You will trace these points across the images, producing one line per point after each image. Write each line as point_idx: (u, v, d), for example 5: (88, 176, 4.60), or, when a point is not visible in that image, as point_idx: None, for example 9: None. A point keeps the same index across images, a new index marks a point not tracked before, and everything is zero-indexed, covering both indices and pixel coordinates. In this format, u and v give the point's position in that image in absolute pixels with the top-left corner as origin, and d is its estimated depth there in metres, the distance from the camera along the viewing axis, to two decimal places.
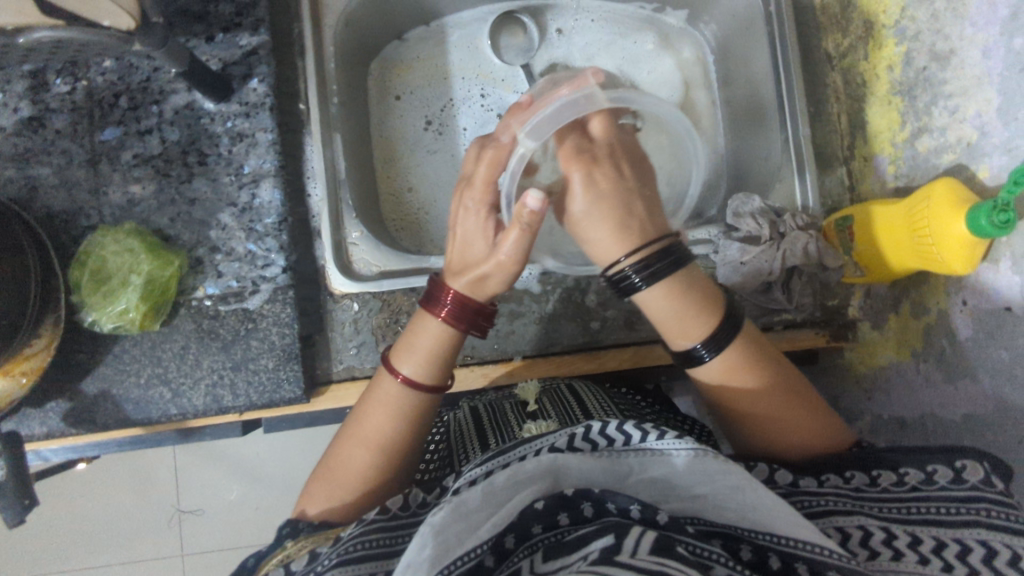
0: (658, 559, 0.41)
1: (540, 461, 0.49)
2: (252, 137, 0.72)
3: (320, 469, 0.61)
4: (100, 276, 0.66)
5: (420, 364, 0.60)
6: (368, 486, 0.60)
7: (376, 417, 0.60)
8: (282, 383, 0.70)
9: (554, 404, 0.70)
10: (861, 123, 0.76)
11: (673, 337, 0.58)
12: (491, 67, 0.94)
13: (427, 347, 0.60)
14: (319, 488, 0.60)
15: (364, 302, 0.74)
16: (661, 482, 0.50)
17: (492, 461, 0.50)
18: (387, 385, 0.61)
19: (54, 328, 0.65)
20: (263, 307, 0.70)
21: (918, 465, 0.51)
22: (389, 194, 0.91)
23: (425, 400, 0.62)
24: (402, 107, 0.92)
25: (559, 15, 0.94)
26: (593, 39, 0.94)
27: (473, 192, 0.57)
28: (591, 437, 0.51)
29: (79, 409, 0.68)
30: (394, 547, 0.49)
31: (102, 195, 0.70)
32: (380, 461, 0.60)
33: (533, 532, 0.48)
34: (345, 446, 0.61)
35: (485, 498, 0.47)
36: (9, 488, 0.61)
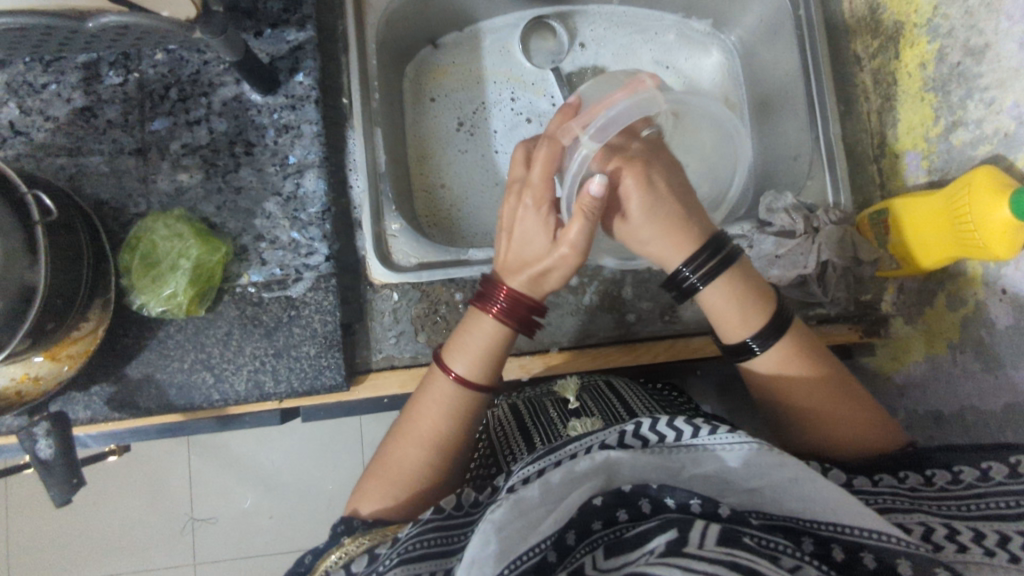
0: (727, 549, 0.40)
1: (593, 459, 0.47)
2: (298, 129, 0.74)
3: (374, 465, 0.62)
4: (151, 261, 0.67)
5: (473, 361, 0.61)
6: (421, 484, 0.60)
7: (429, 415, 0.61)
8: (323, 370, 0.71)
9: (595, 402, 0.69)
10: (891, 121, 0.78)
11: (731, 330, 0.59)
12: (521, 70, 0.96)
13: (478, 342, 0.61)
14: (371, 484, 0.60)
15: (403, 293, 0.75)
16: (715, 476, 0.49)
17: (543, 459, 0.50)
18: (441, 383, 0.62)
19: (102, 312, 0.65)
20: (306, 295, 0.71)
21: (973, 462, 0.51)
22: (423, 189, 0.92)
23: (477, 398, 0.62)
24: (436, 108, 0.94)
25: (590, 23, 0.96)
26: (619, 41, 0.96)
27: (532, 188, 0.58)
28: (642, 433, 0.50)
29: (122, 393, 0.68)
30: (450, 546, 0.49)
31: (151, 183, 0.71)
32: (433, 457, 0.61)
33: (594, 529, 0.48)
34: (398, 443, 0.61)
35: (543, 496, 0.46)
36: (58, 465, 0.62)
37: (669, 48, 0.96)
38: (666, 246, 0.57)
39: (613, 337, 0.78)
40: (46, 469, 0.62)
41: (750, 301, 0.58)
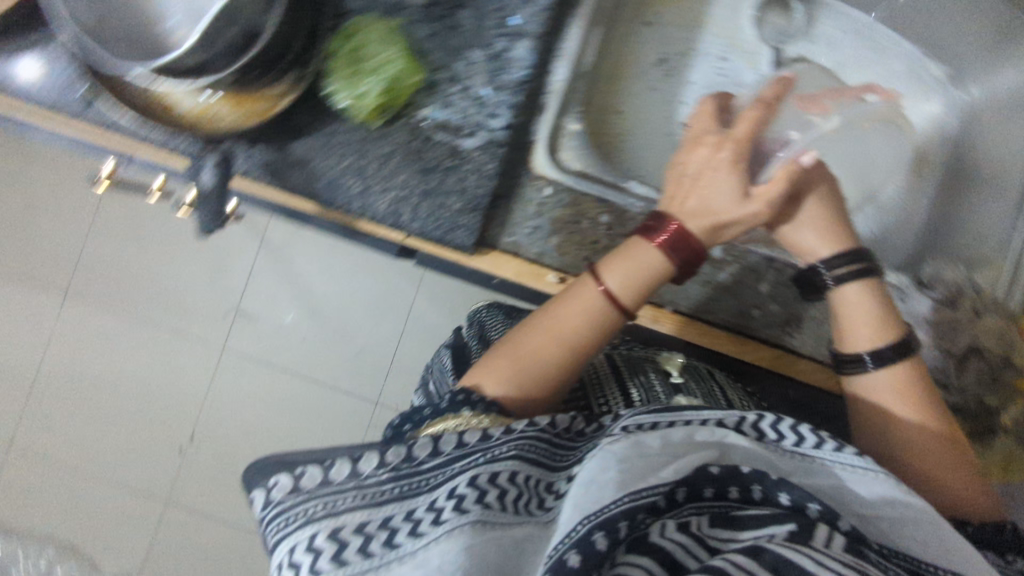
0: (855, 558, 0.43)
1: (712, 433, 0.51)
2: None
3: (500, 350, 0.62)
4: (355, 52, 0.68)
5: (629, 281, 0.61)
6: (540, 380, 0.60)
7: (571, 318, 0.61)
8: (458, 228, 0.72)
9: (698, 384, 0.73)
10: None
11: (857, 335, 0.63)
12: (743, 36, 0.95)
13: (638, 264, 0.61)
14: (495, 366, 0.60)
15: (557, 191, 0.75)
16: (827, 491, 0.51)
17: (660, 413, 0.53)
18: (590, 292, 0.61)
19: (292, 85, 0.67)
20: (474, 152, 0.72)
21: None
22: (601, 104, 0.90)
23: (619, 319, 0.62)
24: (646, 33, 0.93)
25: (829, 21, 0.94)
26: (848, 51, 0.94)
27: (721, 149, 0.63)
28: (762, 426, 0.53)
29: (277, 164, 0.71)
30: (554, 460, 0.53)
31: None
32: (563, 362, 0.61)
33: (704, 495, 0.50)
34: (532, 335, 0.61)
35: (662, 448, 0.50)
36: (212, 195, 0.65)
37: (892, 77, 0.93)
38: (824, 241, 0.65)
39: (729, 322, 0.76)
40: (202, 195, 0.65)
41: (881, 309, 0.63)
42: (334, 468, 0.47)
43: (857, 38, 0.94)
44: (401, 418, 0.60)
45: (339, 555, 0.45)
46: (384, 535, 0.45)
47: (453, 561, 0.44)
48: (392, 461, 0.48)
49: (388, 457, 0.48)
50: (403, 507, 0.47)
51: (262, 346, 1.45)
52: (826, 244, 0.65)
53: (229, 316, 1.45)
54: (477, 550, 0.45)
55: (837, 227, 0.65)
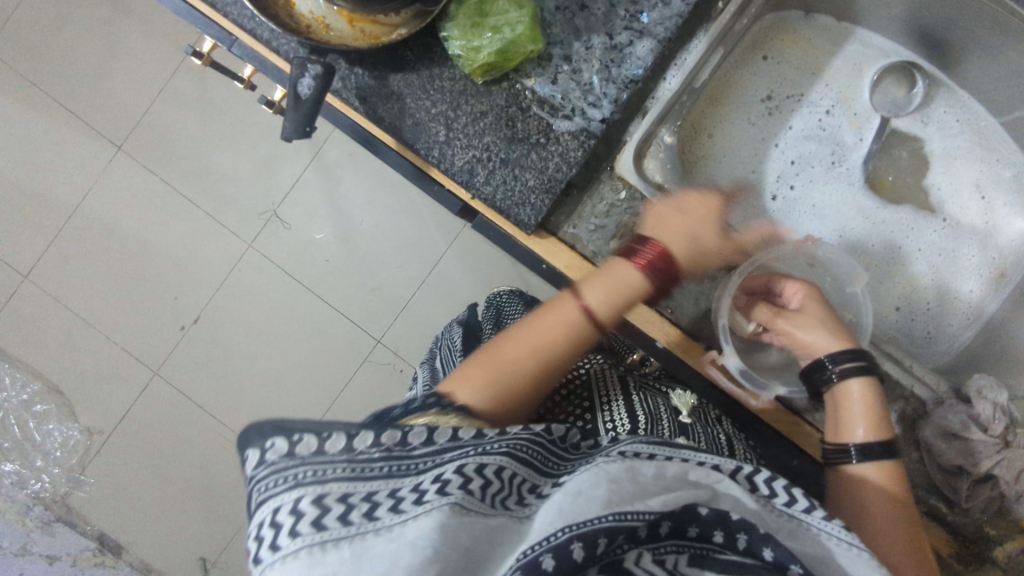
0: None
1: (709, 475, 0.49)
2: None
3: (478, 357, 0.61)
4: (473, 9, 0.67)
5: (607, 295, 0.63)
6: (527, 401, 0.61)
7: (552, 332, 0.62)
8: (527, 204, 0.71)
9: (704, 426, 0.70)
10: None
11: (854, 424, 0.62)
12: (857, 96, 0.92)
13: (613, 282, 0.64)
14: (472, 374, 0.59)
15: (631, 197, 0.75)
16: (823, 560, 0.48)
17: (654, 446, 0.50)
18: (569, 306, 0.63)
19: (410, 17, 0.68)
20: (564, 135, 0.71)
21: None
22: (695, 125, 0.89)
23: (597, 332, 0.64)
24: (760, 67, 0.91)
25: (949, 103, 0.91)
26: (954, 144, 0.92)
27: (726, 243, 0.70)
28: (756, 479, 0.50)
29: (371, 90, 0.70)
30: (548, 465, 0.51)
31: None
32: (540, 372, 0.61)
33: (687, 534, 0.47)
34: (512, 345, 0.61)
35: (654, 479, 0.48)
36: (305, 105, 0.63)
37: (989, 184, 0.91)
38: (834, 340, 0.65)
39: None
40: (296, 101, 0.63)
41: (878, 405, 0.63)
42: (330, 439, 0.43)
43: (969, 133, 0.91)
44: (376, 413, 0.52)
45: (317, 522, 0.39)
46: (365, 506, 0.41)
47: (429, 536, 0.40)
48: (384, 442, 0.45)
49: (382, 437, 0.45)
50: (389, 485, 0.43)
51: (290, 255, 1.46)
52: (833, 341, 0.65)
53: (267, 217, 1.46)
54: (456, 526, 0.41)
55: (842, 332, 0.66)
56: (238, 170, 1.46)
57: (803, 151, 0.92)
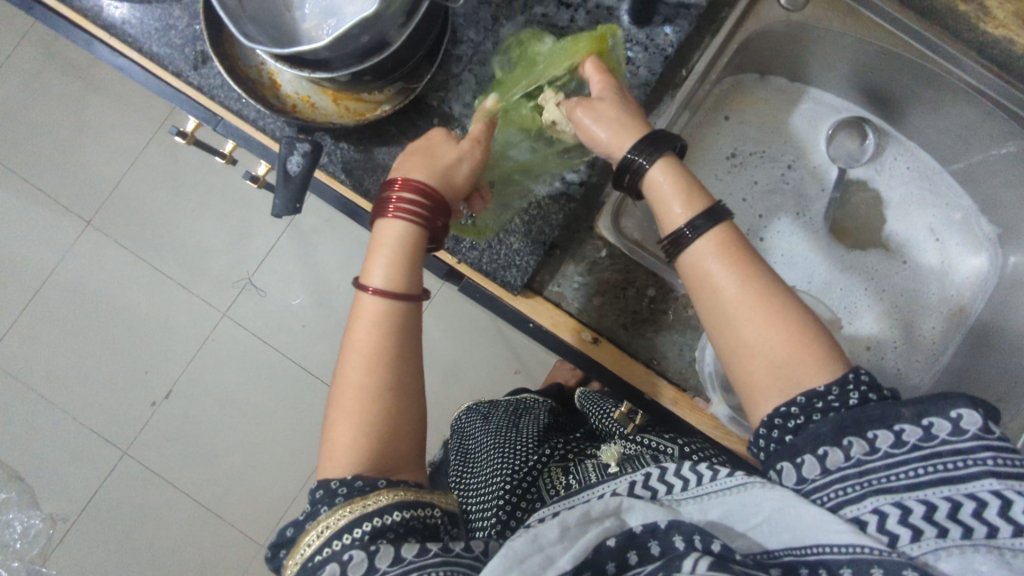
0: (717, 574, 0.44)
1: (608, 502, 0.54)
2: (637, 68, 0.74)
3: (335, 412, 0.61)
4: (519, 64, 0.72)
5: (387, 268, 0.62)
6: (367, 406, 0.60)
7: (364, 328, 0.62)
8: (513, 266, 0.73)
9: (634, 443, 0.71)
10: None
11: (699, 257, 0.57)
12: (814, 150, 0.99)
13: (389, 245, 0.62)
14: (345, 439, 0.59)
15: (611, 254, 0.78)
16: (718, 523, 0.52)
17: (558, 505, 0.56)
18: (367, 303, 0.63)
19: (394, 95, 0.70)
20: (545, 199, 0.73)
21: None
22: None
23: (405, 308, 0.63)
24: (723, 126, 0.98)
25: (898, 153, 0.98)
26: (910, 190, 0.98)
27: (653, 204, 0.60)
28: (652, 483, 0.55)
29: (359, 163, 0.72)
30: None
31: (498, 26, 0.74)
32: (376, 376, 0.61)
33: (608, 569, 0.50)
34: (349, 362, 0.62)
35: (560, 533, 0.51)
36: (295, 181, 0.64)
37: (946, 226, 0.96)
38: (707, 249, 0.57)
39: None
40: (285, 179, 0.64)
41: (732, 240, 0.58)
42: None
43: (919, 177, 0.97)
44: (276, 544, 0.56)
45: None
46: None
47: None
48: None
49: None
50: None
51: (269, 321, 1.44)
52: (724, 267, 0.56)
53: (244, 285, 1.45)
54: None
55: (733, 253, 0.57)
56: (216, 238, 1.45)
57: (768, 202, 0.98)
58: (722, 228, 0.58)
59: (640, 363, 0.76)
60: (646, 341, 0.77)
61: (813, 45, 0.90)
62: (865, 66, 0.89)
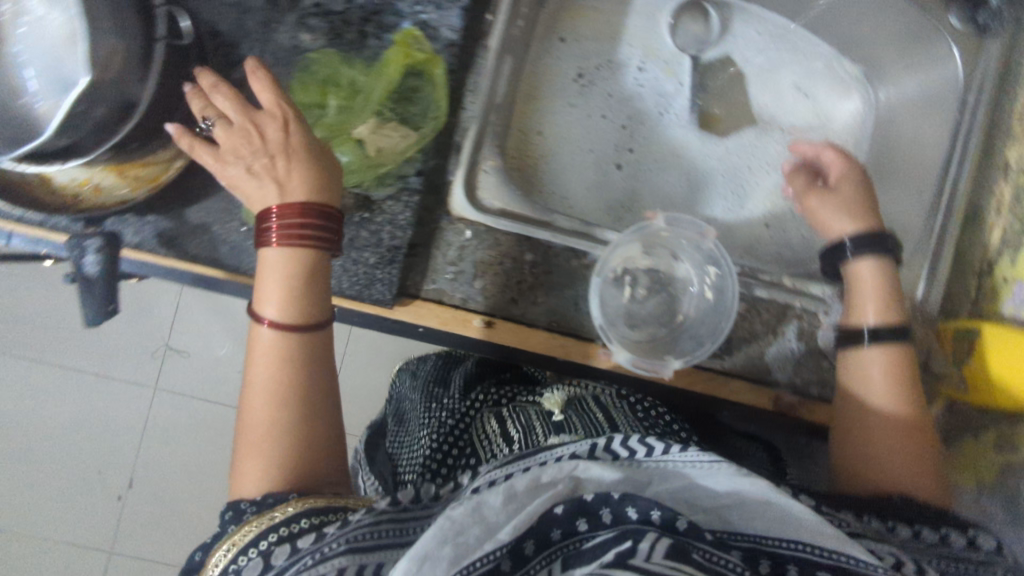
0: (672, 564, 0.46)
1: (560, 468, 0.54)
2: (435, 31, 0.67)
3: (241, 446, 0.59)
4: (318, 74, 0.66)
5: (282, 304, 0.59)
6: (274, 423, 0.58)
7: (263, 347, 0.59)
8: (375, 283, 0.69)
9: (579, 417, 0.76)
10: (1013, 243, 0.74)
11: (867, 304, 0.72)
12: (660, 46, 0.94)
13: (282, 267, 0.59)
14: (254, 461, 0.57)
15: (477, 233, 0.72)
16: (682, 493, 0.55)
17: (509, 466, 0.55)
18: (258, 333, 0.59)
19: (182, 146, 0.63)
20: (385, 202, 0.68)
21: (935, 525, 0.59)
22: (521, 130, 0.89)
23: (297, 339, 0.59)
24: (561, 49, 0.92)
25: (745, 20, 0.94)
26: (770, 55, 0.94)
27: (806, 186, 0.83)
28: (613, 447, 0.56)
29: (174, 232, 0.65)
30: (403, 538, 0.51)
31: (270, 30, 0.66)
32: (285, 393, 0.59)
33: (553, 538, 0.51)
34: (248, 397, 0.59)
35: (505, 503, 0.51)
36: (98, 285, 0.62)
37: (814, 78, 0.94)
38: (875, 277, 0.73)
39: None
40: (86, 285, 0.62)
41: (885, 279, 0.73)
42: None
43: (771, 38, 0.94)
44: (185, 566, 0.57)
45: None
46: None
47: None
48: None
49: None
50: None
51: (204, 384, 1.37)
52: (873, 311, 0.72)
53: (160, 355, 1.37)
54: None
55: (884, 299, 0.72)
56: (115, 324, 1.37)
57: (631, 112, 0.93)
58: (886, 270, 0.73)
59: (541, 330, 0.74)
60: (540, 308, 0.74)
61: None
62: None
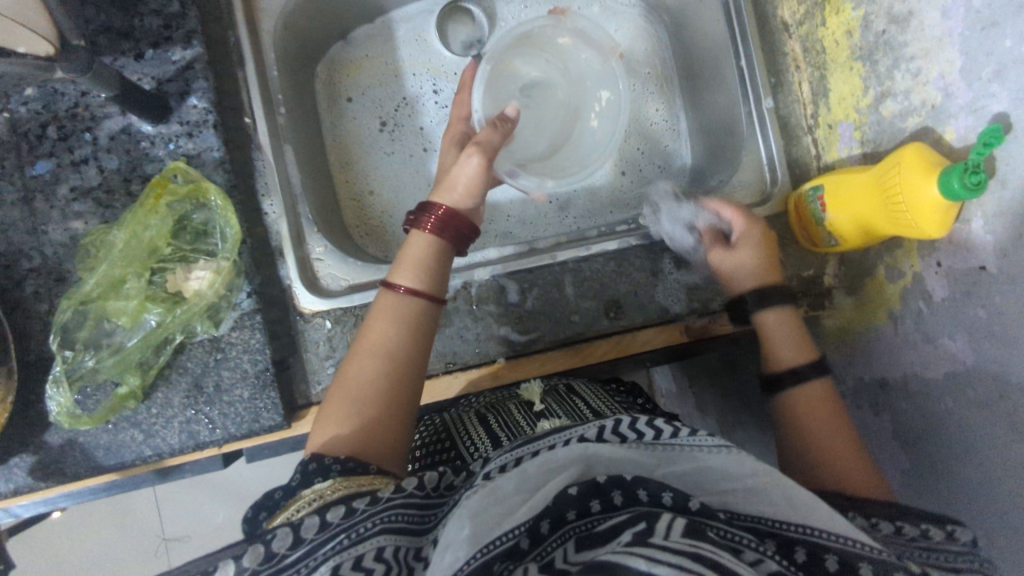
0: (693, 541, 0.37)
1: (571, 449, 0.46)
2: (198, 158, 0.68)
3: (329, 391, 0.57)
4: (137, 217, 0.65)
5: (417, 273, 0.60)
6: (363, 404, 0.55)
7: (378, 325, 0.59)
8: (260, 413, 0.67)
9: (559, 404, 0.70)
10: (823, 89, 0.76)
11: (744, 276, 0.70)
12: (442, 61, 0.90)
13: (423, 257, 0.61)
14: (333, 410, 0.55)
15: (336, 320, 0.71)
16: (689, 481, 0.47)
17: (519, 449, 0.48)
18: (390, 301, 0.60)
19: (7, 381, 0.62)
20: (231, 335, 0.67)
21: (937, 523, 0.50)
22: (351, 198, 0.87)
23: (428, 309, 0.61)
24: (353, 108, 0.88)
25: (508, 1, 0.90)
26: None
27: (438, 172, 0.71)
28: (621, 431, 0.48)
29: (46, 461, 0.65)
30: (423, 525, 0.46)
31: (42, 234, 0.65)
32: (389, 372, 0.57)
33: (567, 519, 0.43)
34: (354, 358, 0.58)
35: (518, 484, 0.44)
36: None
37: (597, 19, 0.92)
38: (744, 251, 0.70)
39: (561, 339, 0.76)
40: None
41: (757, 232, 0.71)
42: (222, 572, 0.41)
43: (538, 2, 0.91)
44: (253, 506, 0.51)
45: None
46: None
47: None
48: (250, 567, 0.41)
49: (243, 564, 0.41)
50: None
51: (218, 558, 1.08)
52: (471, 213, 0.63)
53: (160, 552, 1.07)
54: None
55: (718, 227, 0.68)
56: (54, 545, 1.07)
57: None
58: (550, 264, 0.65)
59: (439, 376, 0.74)
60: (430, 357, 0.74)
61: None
62: None
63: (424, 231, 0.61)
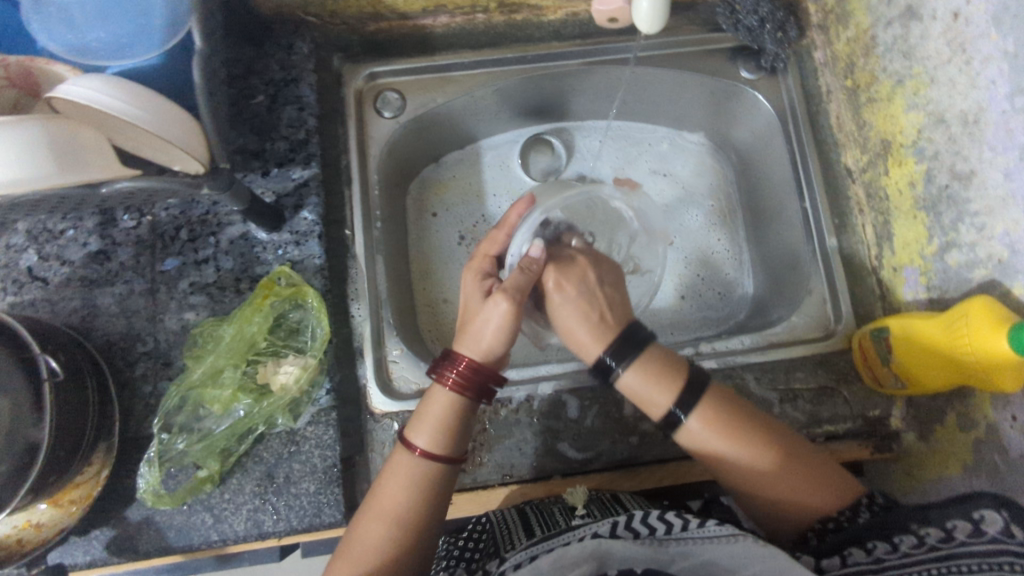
0: None
1: (583, 545, 0.50)
2: (301, 263, 0.76)
3: (339, 548, 0.61)
4: (245, 313, 0.71)
5: (434, 432, 0.62)
6: (370, 568, 0.58)
7: (390, 488, 0.61)
8: (322, 508, 0.69)
9: (602, 508, 0.66)
10: (888, 234, 0.78)
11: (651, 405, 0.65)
12: (521, 185, 0.98)
13: (440, 416, 0.62)
14: (341, 570, 0.59)
15: (404, 421, 0.74)
16: (703, 572, 0.50)
17: (535, 548, 0.52)
18: (404, 460, 0.62)
19: (105, 455, 0.67)
20: (307, 429, 0.71)
21: (964, 514, 0.53)
22: (426, 304, 0.93)
23: (442, 467, 0.63)
24: (438, 223, 0.96)
25: (585, 136, 0.99)
26: (622, 152, 0.99)
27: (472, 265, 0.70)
28: (633, 525, 0.52)
29: (123, 536, 0.69)
30: None
31: (159, 321, 0.73)
32: (397, 535, 0.60)
33: None
34: (362, 521, 0.61)
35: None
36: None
37: (667, 153, 0.99)
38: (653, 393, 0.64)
39: (618, 460, 0.77)
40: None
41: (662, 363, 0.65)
42: None
43: (612, 137, 0.99)
44: None
45: None
46: None
47: None
48: None
49: None
50: None
51: None
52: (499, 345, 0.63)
53: None
54: None
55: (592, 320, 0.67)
56: None
57: None
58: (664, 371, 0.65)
59: (496, 487, 0.75)
60: (488, 467, 0.76)
61: (468, 113, 0.91)
62: (512, 98, 0.91)
63: (445, 386, 0.63)
